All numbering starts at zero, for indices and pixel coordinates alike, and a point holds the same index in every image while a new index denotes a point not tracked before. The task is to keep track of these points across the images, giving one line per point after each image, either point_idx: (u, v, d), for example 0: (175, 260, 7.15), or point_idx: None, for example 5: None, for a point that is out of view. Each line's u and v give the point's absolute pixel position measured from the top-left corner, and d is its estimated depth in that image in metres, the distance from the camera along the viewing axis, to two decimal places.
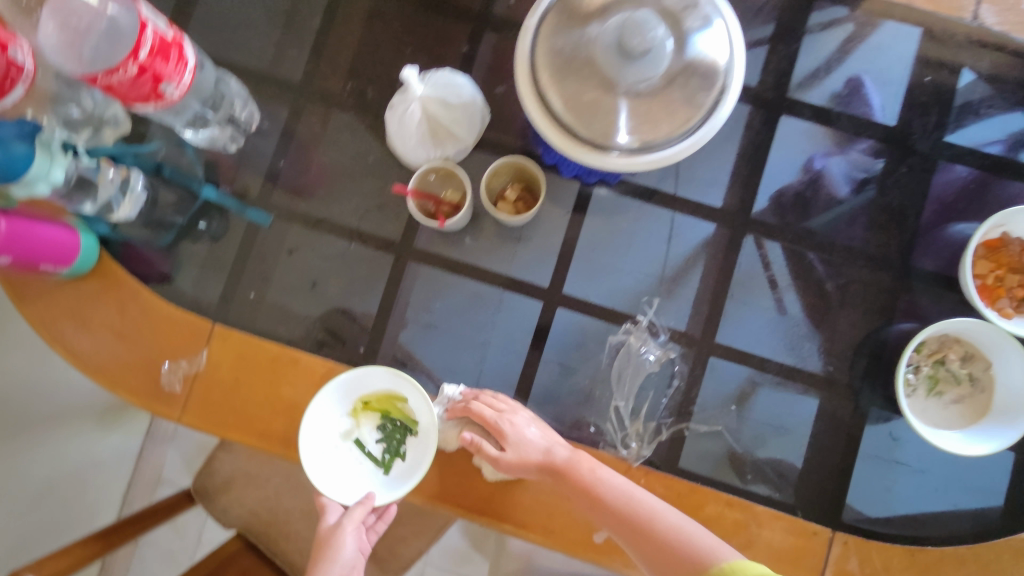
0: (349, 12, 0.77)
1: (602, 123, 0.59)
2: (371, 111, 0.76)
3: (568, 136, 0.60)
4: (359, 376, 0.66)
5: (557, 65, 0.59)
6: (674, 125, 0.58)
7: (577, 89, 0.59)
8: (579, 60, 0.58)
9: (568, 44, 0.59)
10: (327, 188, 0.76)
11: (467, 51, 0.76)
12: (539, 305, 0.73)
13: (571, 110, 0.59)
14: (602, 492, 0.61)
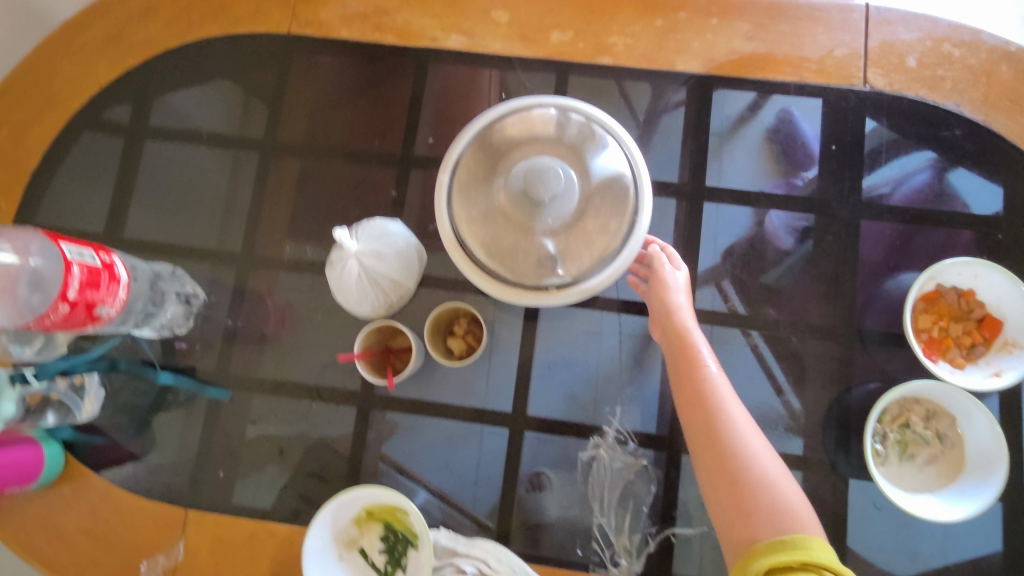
0: (279, 176, 0.80)
1: (526, 264, 0.60)
2: (314, 267, 0.78)
3: (498, 281, 0.61)
4: (365, 495, 0.64)
5: (473, 216, 0.61)
6: (595, 255, 0.60)
7: (495, 235, 0.60)
8: (493, 209, 0.60)
9: (480, 194, 0.61)
10: (283, 350, 0.77)
11: (396, 196, 0.79)
12: (507, 432, 0.73)
13: (495, 256, 0.60)
14: (716, 404, 0.57)
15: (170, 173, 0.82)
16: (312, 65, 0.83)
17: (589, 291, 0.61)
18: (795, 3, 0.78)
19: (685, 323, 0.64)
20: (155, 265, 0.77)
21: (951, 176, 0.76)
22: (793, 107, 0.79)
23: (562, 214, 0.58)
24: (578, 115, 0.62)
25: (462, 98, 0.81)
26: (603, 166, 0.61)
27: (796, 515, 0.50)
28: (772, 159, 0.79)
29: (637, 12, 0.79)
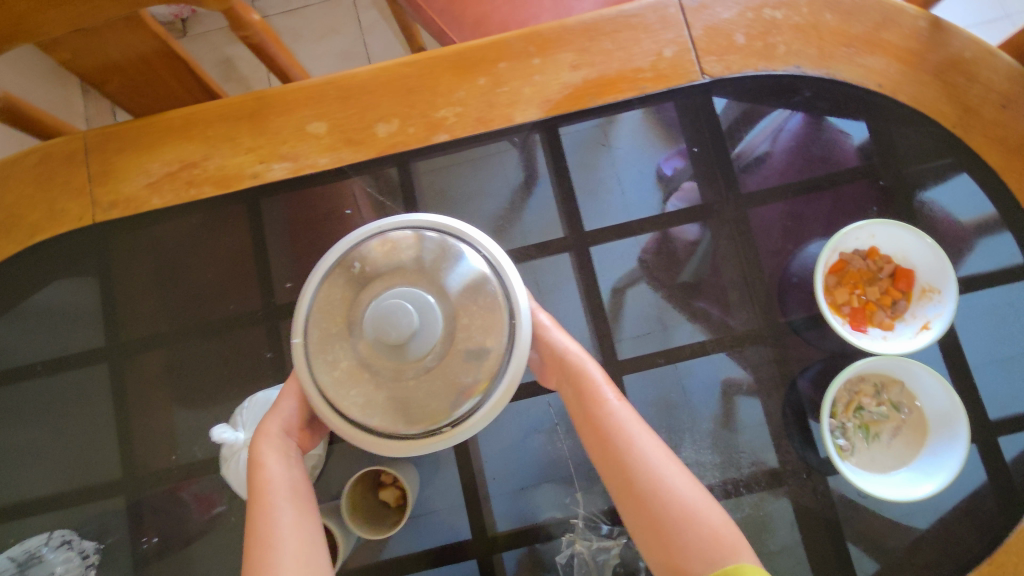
0: (138, 378, 0.71)
1: (411, 413, 0.52)
2: (212, 462, 0.70)
3: (389, 438, 0.52)
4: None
5: (341, 374, 0.53)
6: (483, 377, 0.52)
7: (371, 389, 0.52)
8: (360, 360, 0.52)
9: (342, 348, 0.53)
10: (208, 566, 0.68)
11: (271, 355, 0.71)
12: (474, 562, 0.67)
13: (379, 412, 0.52)
14: (623, 437, 0.50)
15: (15, 416, 0.71)
16: (135, 245, 0.74)
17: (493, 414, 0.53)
18: (609, 17, 0.74)
19: (574, 355, 0.56)
20: (14, 550, 0.68)
21: (817, 117, 0.75)
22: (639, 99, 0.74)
23: (431, 343, 0.50)
24: (425, 228, 0.57)
25: (310, 227, 0.75)
26: (464, 274, 0.55)
27: (726, 542, 0.46)
28: (659, 141, 0.77)
29: (456, 77, 0.73)
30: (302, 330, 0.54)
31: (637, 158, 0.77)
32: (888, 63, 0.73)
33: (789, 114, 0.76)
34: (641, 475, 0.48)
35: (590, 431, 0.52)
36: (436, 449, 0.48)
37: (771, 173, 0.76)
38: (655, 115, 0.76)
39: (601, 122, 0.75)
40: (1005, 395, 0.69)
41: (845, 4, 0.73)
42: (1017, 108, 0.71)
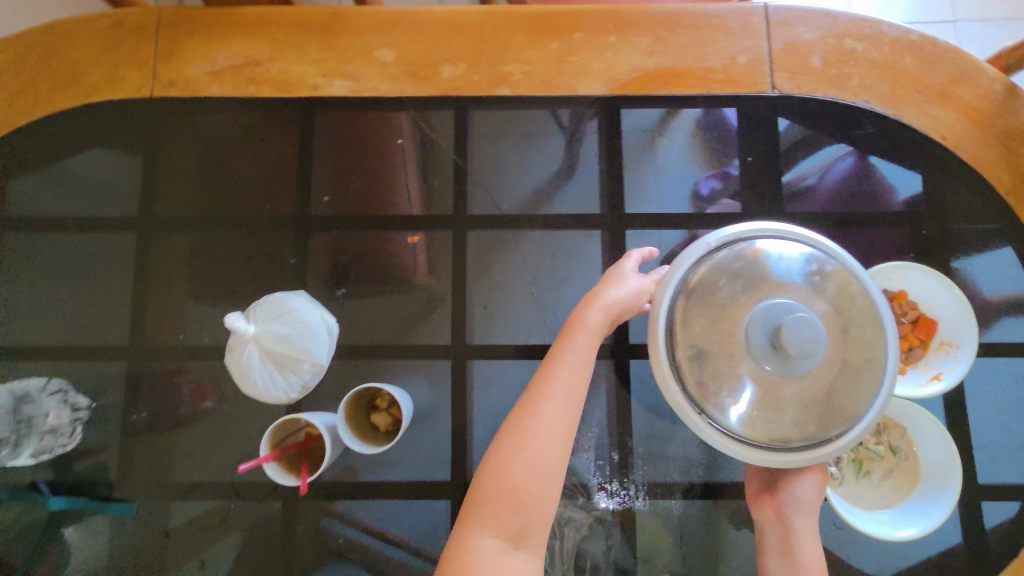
0: (161, 257, 0.73)
1: (715, 391, 0.57)
2: (216, 351, 0.71)
3: (679, 395, 0.57)
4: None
5: (694, 318, 0.58)
6: (786, 419, 0.56)
7: (699, 357, 0.57)
8: (722, 318, 0.57)
9: (727, 301, 0.58)
10: (189, 449, 0.69)
11: (295, 263, 0.72)
12: (448, 503, 0.68)
13: (693, 362, 0.57)
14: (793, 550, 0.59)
15: (38, 266, 0.73)
16: (187, 129, 0.75)
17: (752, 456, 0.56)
18: (693, 12, 0.74)
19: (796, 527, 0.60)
20: (13, 385, 0.69)
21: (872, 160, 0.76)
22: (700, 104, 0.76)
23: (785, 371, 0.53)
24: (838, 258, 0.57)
25: (357, 149, 0.75)
26: (853, 337, 0.56)
27: None
28: (721, 150, 0.78)
29: (531, 37, 0.74)
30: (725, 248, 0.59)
31: (691, 160, 0.79)
32: (957, 119, 0.72)
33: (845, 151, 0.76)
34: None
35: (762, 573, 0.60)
36: (711, 430, 0.53)
37: (817, 201, 0.77)
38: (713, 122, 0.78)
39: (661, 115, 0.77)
40: (999, 462, 0.69)
41: (927, 51, 0.72)
42: None
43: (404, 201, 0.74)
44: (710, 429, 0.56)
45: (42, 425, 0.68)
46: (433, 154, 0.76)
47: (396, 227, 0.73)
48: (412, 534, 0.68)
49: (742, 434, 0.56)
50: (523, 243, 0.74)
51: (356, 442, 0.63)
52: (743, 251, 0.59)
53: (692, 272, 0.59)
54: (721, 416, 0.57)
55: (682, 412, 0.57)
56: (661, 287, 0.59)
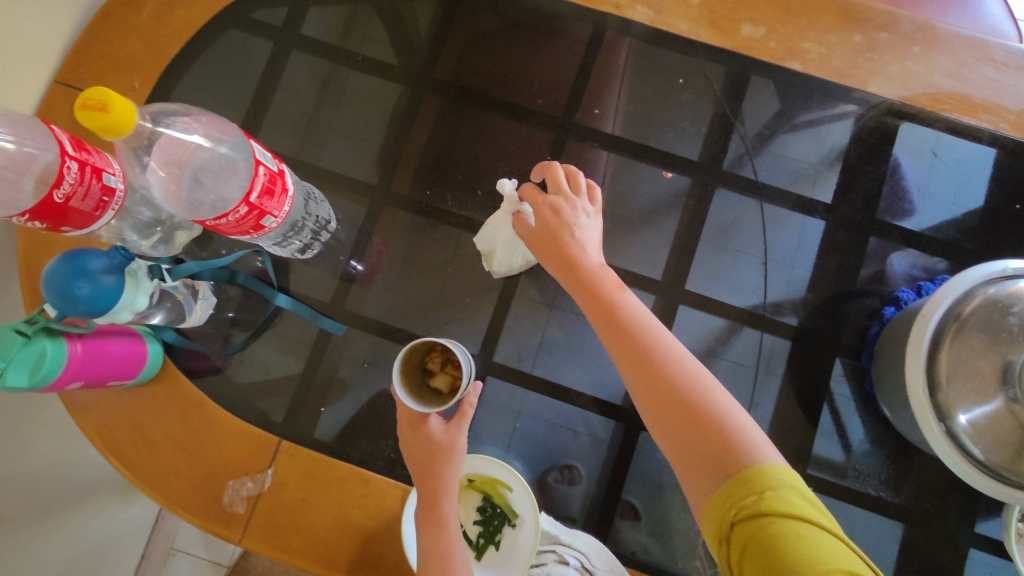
0: (429, 116, 0.77)
1: (964, 407, 0.55)
2: (450, 215, 0.74)
3: (922, 397, 0.56)
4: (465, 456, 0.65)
5: (970, 333, 0.56)
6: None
7: (959, 368, 0.56)
8: (1002, 342, 0.55)
9: (1015, 328, 0.55)
10: (401, 296, 0.72)
11: (549, 160, 0.75)
12: (620, 427, 0.70)
13: (951, 369, 0.56)
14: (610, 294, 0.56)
15: (316, 90, 0.78)
16: (484, 10, 0.79)
17: (974, 481, 0.55)
18: (1009, 47, 0.71)
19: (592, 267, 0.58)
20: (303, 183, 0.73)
21: None
22: (971, 154, 0.75)
23: None
24: None
25: (635, 75, 0.77)
26: None
27: (745, 440, 0.47)
28: (943, 201, 0.75)
29: (837, 23, 0.73)
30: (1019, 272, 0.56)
31: (923, 182, 0.75)
32: None
33: None
34: (672, 363, 0.52)
35: (602, 310, 0.55)
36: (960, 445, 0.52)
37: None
38: (930, 171, 0.75)
39: (939, 134, 0.75)
40: None
41: None
42: None
43: (663, 138, 0.76)
44: (946, 441, 0.56)
45: (309, 227, 0.70)
46: (704, 102, 0.77)
47: (651, 160, 0.75)
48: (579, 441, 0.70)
49: (975, 456, 0.55)
50: (767, 213, 0.75)
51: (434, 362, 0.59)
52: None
53: (980, 289, 0.56)
54: (960, 432, 0.55)
55: (920, 414, 0.56)
56: (941, 293, 0.57)
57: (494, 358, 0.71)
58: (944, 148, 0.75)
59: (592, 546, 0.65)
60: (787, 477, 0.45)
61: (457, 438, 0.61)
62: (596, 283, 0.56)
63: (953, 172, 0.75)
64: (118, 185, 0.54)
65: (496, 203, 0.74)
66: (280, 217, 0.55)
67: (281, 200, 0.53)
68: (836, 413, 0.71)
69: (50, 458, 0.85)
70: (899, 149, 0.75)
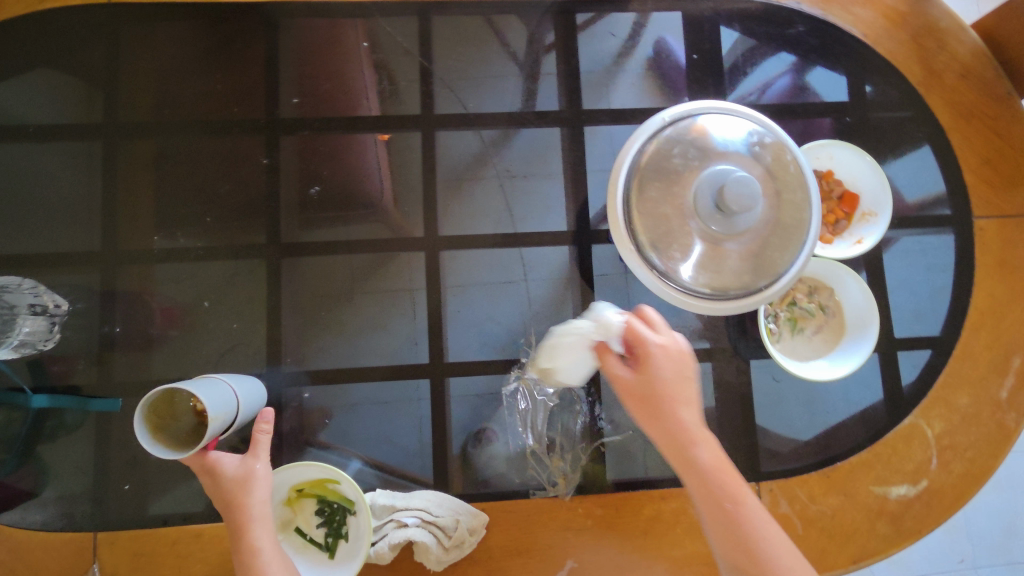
0: (131, 163, 0.73)
1: (667, 249, 0.61)
2: (191, 252, 0.72)
3: (633, 254, 0.62)
4: (280, 475, 0.65)
5: (649, 186, 0.62)
6: (732, 277, 0.61)
7: (653, 217, 0.61)
8: (675, 183, 0.61)
9: (679, 167, 0.61)
10: (171, 347, 0.71)
11: (267, 162, 0.74)
12: (427, 382, 0.73)
13: (647, 221, 0.61)
14: (732, 497, 0.50)
15: (4, 178, 0.73)
16: (146, 38, 0.75)
17: (699, 309, 0.62)
18: None
19: (697, 448, 0.51)
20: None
21: (800, 78, 0.81)
22: (660, 27, 0.82)
23: (731, 228, 0.59)
24: (772, 131, 0.63)
25: (328, 52, 0.76)
26: (790, 203, 0.61)
27: None
28: (671, 73, 0.81)
29: None
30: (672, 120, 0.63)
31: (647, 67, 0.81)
32: (875, 18, 0.79)
33: (793, 65, 0.81)
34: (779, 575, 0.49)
35: (716, 511, 0.50)
36: (665, 284, 0.58)
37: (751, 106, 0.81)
38: (699, 45, 0.81)
39: (620, 28, 0.82)
40: (913, 317, 0.78)
41: None
42: (976, 79, 0.78)
43: (372, 103, 0.76)
44: (664, 285, 0.62)
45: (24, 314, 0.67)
46: (398, 56, 0.78)
47: (366, 128, 0.76)
48: (392, 411, 0.72)
49: (691, 287, 0.62)
50: (492, 139, 0.78)
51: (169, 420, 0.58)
52: (694, 124, 0.63)
53: (647, 144, 0.63)
54: (672, 274, 0.62)
55: (637, 269, 0.62)
56: (618, 161, 0.63)
57: (284, 369, 0.71)
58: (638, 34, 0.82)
59: (433, 499, 0.68)
60: None
61: (256, 466, 0.61)
62: (703, 472, 0.51)
63: (667, 47, 0.82)
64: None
65: (230, 223, 0.73)
66: None
67: None
68: (612, 292, 0.76)
69: None
70: (666, 33, 0.82)
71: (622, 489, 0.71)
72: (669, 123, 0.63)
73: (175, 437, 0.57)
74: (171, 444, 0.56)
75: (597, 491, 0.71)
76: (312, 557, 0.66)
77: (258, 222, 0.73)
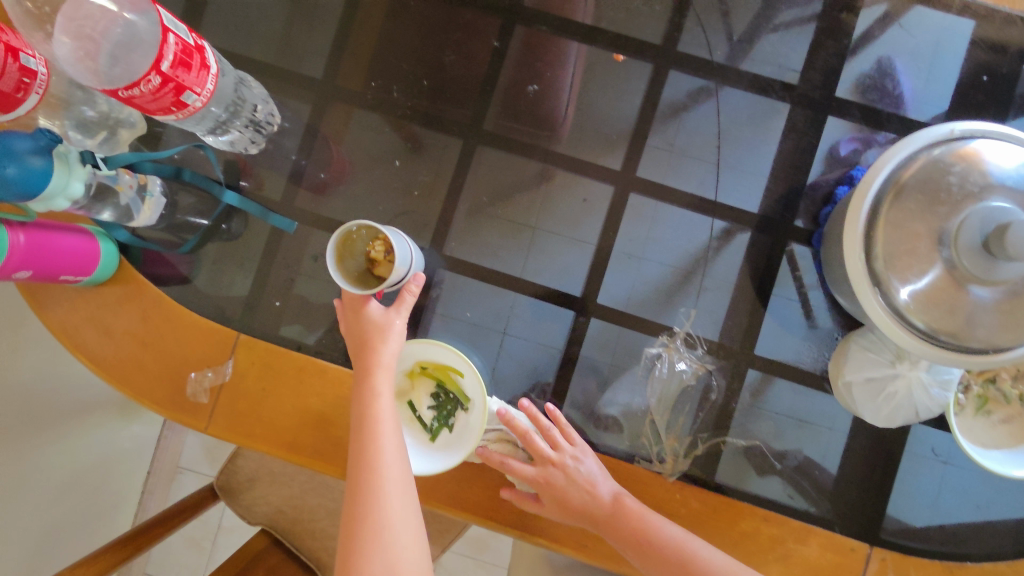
0: (369, 6, 0.74)
1: (900, 269, 0.55)
2: (397, 110, 0.72)
3: (859, 263, 0.57)
4: (414, 344, 0.66)
5: (908, 197, 0.55)
6: (967, 325, 0.54)
7: (899, 232, 0.55)
8: (941, 204, 0.54)
9: (953, 188, 0.54)
10: (352, 192, 0.72)
11: (496, 46, 0.72)
12: (571, 315, 0.71)
13: (892, 233, 0.56)
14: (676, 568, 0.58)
15: None
16: None
17: (908, 344, 0.57)
18: None
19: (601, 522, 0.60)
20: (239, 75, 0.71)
21: None
22: (943, 42, 0.71)
23: (994, 273, 0.51)
24: None
25: None
26: None
27: None
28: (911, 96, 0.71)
29: None
30: (963, 133, 0.55)
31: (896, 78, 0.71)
32: None
33: None
34: None
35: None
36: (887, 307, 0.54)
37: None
38: (929, 76, 0.71)
39: (908, 19, 0.71)
40: None
41: None
42: None
43: (615, 18, 0.72)
44: (878, 305, 0.57)
45: (246, 115, 0.70)
46: None
47: (602, 44, 0.72)
48: (529, 329, 0.71)
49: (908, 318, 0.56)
50: (723, 97, 0.72)
51: (350, 256, 0.60)
52: (988, 145, 0.54)
53: (922, 152, 0.56)
54: (894, 297, 0.56)
55: (856, 280, 0.58)
56: (881, 163, 0.58)
57: (445, 251, 0.72)
58: (919, 37, 0.71)
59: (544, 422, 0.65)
60: None
61: (395, 320, 0.60)
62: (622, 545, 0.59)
63: (927, 64, 0.71)
64: (40, 69, 0.53)
65: (441, 93, 0.72)
66: (205, 98, 0.55)
67: (200, 78, 0.53)
68: (787, 297, 0.70)
69: (45, 368, 0.90)
70: (918, 51, 0.71)
71: (724, 493, 0.67)
72: (959, 137, 0.55)
73: (356, 272, 0.60)
74: (351, 281, 0.60)
75: (700, 485, 0.66)
76: (413, 433, 0.68)
77: (467, 102, 0.72)
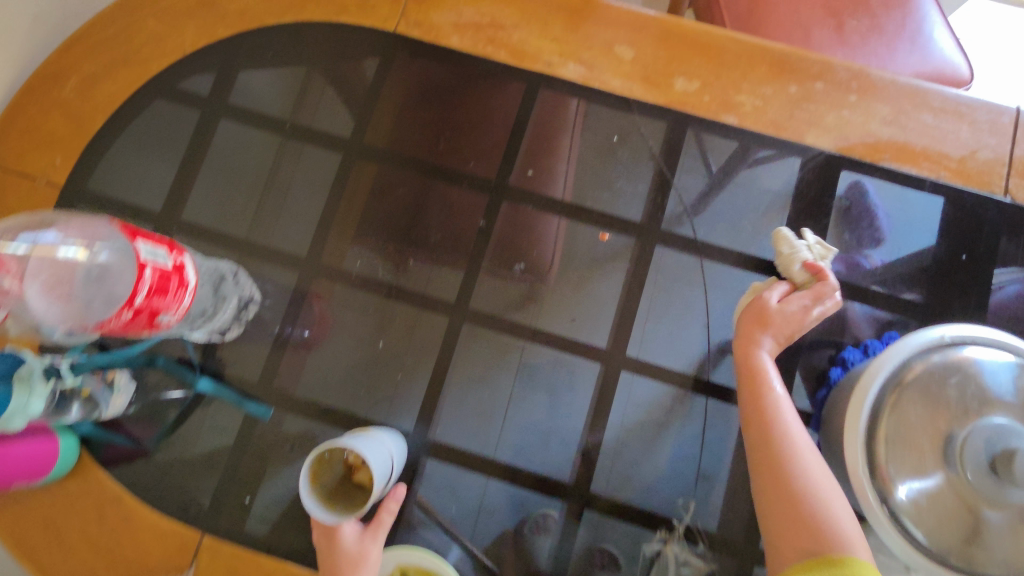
0: (356, 182, 0.74)
1: (905, 483, 0.52)
2: (382, 289, 0.71)
3: (861, 472, 0.53)
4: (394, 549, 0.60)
5: (909, 405, 0.53)
6: (972, 545, 0.51)
7: (901, 442, 0.53)
8: (942, 416, 0.52)
9: (954, 401, 0.52)
10: (334, 376, 0.70)
11: (483, 226, 0.73)
12: (560, 506, 0.66)
13: (895, 443, 0.53)
14: (782, 429, 0.57)
15: (244, 161, 0.76)
16: (413, 68, 0.76)
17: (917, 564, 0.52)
18: (941, 92, 0.71)
19: (783, 417, 0.58)
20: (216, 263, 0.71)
21: None
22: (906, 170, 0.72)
23: (1004, 495, 0.49)
24: None
25: (578, 134, 0.75)
26: None
27: (839, 533, 0.50)
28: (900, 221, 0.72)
29: (771, 73, 0.72)
30: (955, 339, 0.54)
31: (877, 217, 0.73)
32: None
33: None
34: (816, 497, 0.53)
35: (767, 437, 0.57)
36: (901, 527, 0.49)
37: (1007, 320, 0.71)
38: (905, 205, 0.72)
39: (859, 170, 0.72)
40: None
41: None
42: None
43: (600, 199, 0.74)
44: (887, 521, 0.52)
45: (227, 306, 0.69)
46: (640, 160, 0.75)
47: (588, 221, 0.73)
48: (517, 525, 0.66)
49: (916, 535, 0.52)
50: (708, 273, 0.72)
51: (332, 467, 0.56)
52: (982, 355, 0.54)
53: (918, 358, 0.54)
54: (902, 513, 0.52)
55: (861, 491, 0.53)
56: (876, 364, 0.55)
57: (430, 437, 0.68)
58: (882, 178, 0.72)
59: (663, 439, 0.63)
60: (870, 571, 0.47)
61: (371, 547, 0.58)
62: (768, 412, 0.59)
63: (897, 196, 0.72)
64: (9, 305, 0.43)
65: (428, 271, 0.72)
66: (183, 309, 0.53)
67: (177, 297, 0.51)
68: None
69: None
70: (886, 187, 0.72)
71: None
72: (950, 343, 0.55)
73: (337, 483, 0.56)
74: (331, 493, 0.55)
75: None
76: None
77: (453, 281, 0.71)
